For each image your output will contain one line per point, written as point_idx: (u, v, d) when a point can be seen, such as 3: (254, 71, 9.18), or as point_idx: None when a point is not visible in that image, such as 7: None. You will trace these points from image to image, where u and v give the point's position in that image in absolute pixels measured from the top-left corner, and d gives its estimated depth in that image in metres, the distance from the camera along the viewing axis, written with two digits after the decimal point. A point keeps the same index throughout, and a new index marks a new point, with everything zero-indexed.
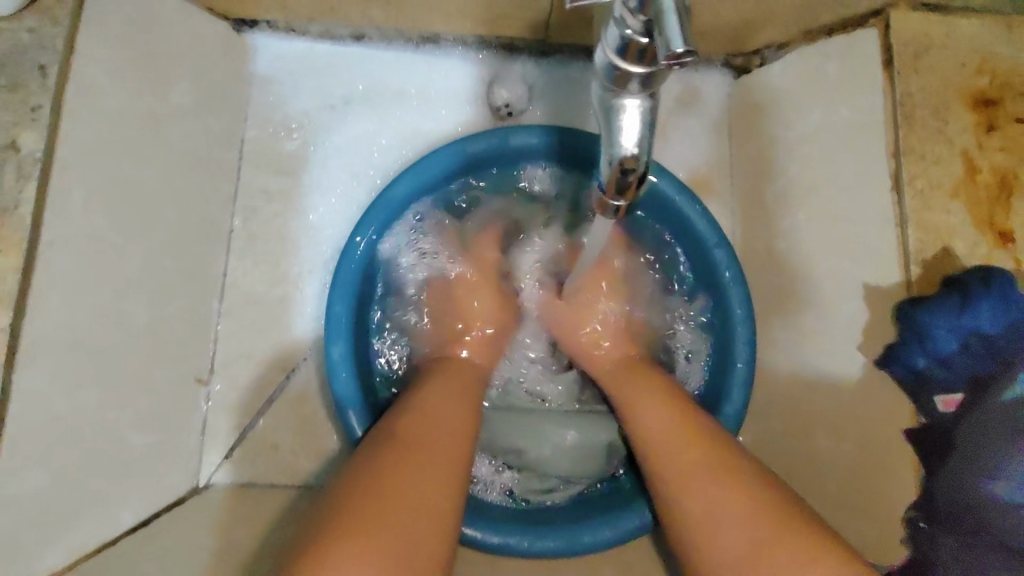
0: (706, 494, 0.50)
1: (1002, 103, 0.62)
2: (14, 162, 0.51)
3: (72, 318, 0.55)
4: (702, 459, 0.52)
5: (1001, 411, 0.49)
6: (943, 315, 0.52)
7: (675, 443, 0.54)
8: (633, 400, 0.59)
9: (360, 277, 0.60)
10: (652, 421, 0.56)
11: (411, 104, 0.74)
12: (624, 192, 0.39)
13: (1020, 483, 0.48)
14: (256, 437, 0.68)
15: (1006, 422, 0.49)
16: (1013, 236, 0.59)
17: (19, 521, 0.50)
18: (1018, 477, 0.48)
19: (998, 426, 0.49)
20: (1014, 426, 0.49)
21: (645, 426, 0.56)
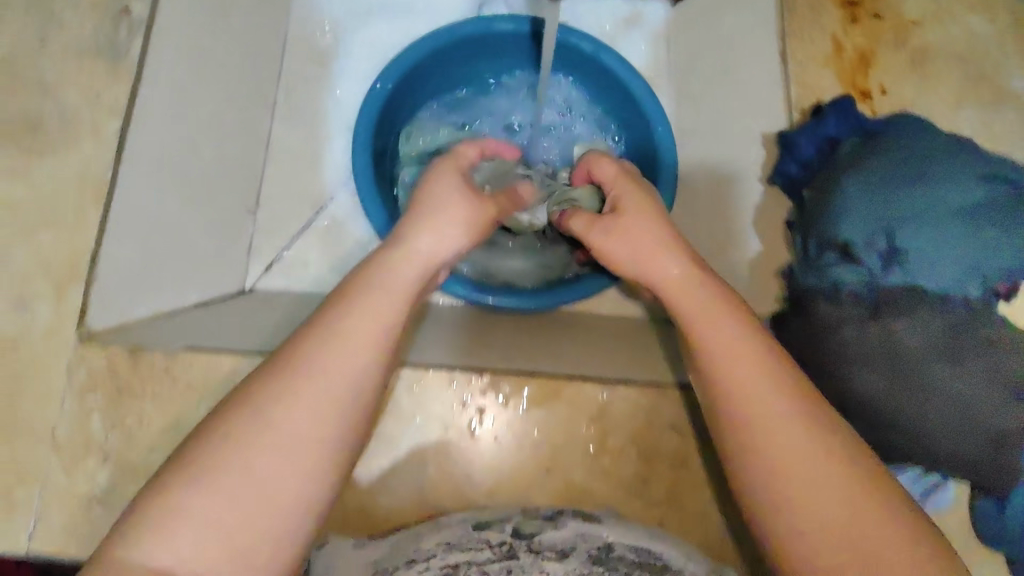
0: (770, 401, 0.50)
1: (863, 3, 0.82)
2: (127, 22, 0.74)
3: (161, 137, 0.74)
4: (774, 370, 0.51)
5: (835, 161, 0.65)
6: (806, 129, 0.72)
7: (729, 349, 0.52)
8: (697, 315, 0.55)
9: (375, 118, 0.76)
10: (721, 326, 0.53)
11: (420, 17, 0.93)
12: None
13: (841, 197, 0.61)
14: (288, 258, 0.85)
15: (842, 166, 0.64)
16: (870, 95, 0.79)
17: (120, 269, 0.68)
18: (846, 196, 0.61)
19: (833, 171, 0.65)
20: (841, 167, 0.64)
21: (698, 317, 0.54)
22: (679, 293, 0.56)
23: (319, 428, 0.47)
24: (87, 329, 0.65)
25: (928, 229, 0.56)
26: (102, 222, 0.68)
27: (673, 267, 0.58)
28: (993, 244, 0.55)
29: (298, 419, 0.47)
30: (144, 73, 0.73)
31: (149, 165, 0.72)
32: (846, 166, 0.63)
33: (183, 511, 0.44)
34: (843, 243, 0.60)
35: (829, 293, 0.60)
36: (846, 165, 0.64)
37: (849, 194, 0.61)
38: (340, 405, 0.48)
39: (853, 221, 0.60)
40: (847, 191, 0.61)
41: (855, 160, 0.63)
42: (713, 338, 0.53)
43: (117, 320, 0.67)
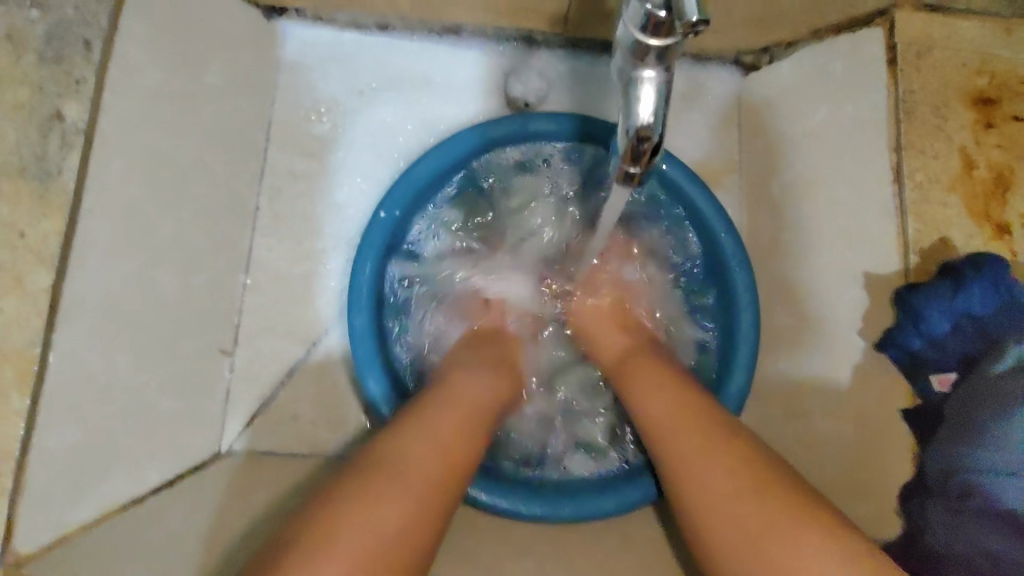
0: (761, 539, 0.46)
1: (1000, 103, 0.65)
2: (60, 132, 0.56)
3: (106, 284, 0.58)
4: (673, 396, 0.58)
5: (988, 380, 0.50)
6: (937, 297, 0.55)
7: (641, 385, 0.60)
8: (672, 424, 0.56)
9: (377, 270, 0.63)
10: (706, 484, 0.51)
11: (435, 92, 0.77)
12: (639, 161, 0.42)
13: (999, 443, 0.47)
14: (274, 409, 0.72)
15: (999, 384, 0.49)
16: (1009, 229, 0.62)
17: (55, 471, 0.53)
18: (1008, 438, 0.47)
19: (984, 392, 0.50)
20: (1000, 390, 0.48)
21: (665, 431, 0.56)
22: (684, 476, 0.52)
23: (387, 528, 0.45)
24: (13, 557, 0.50)
25: None
26: (27, 411, 0.51)
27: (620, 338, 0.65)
28: None
29: (370, 520, 0.44)
30: (83, 202, 0.56)
31: (91, 324, 0.57)
32: (1010, 391, 0.48)
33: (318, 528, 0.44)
34: (1006, 509, 0.46)
35: (979, 565, 0.46)
36: (1009, 389, 0.48)
37: (1016, 440, 0.46)
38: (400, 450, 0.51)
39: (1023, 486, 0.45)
40: (1013, 435, 0.46)
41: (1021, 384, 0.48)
42: (707, 473, 0.51)
43: (52, 535, 0.53)
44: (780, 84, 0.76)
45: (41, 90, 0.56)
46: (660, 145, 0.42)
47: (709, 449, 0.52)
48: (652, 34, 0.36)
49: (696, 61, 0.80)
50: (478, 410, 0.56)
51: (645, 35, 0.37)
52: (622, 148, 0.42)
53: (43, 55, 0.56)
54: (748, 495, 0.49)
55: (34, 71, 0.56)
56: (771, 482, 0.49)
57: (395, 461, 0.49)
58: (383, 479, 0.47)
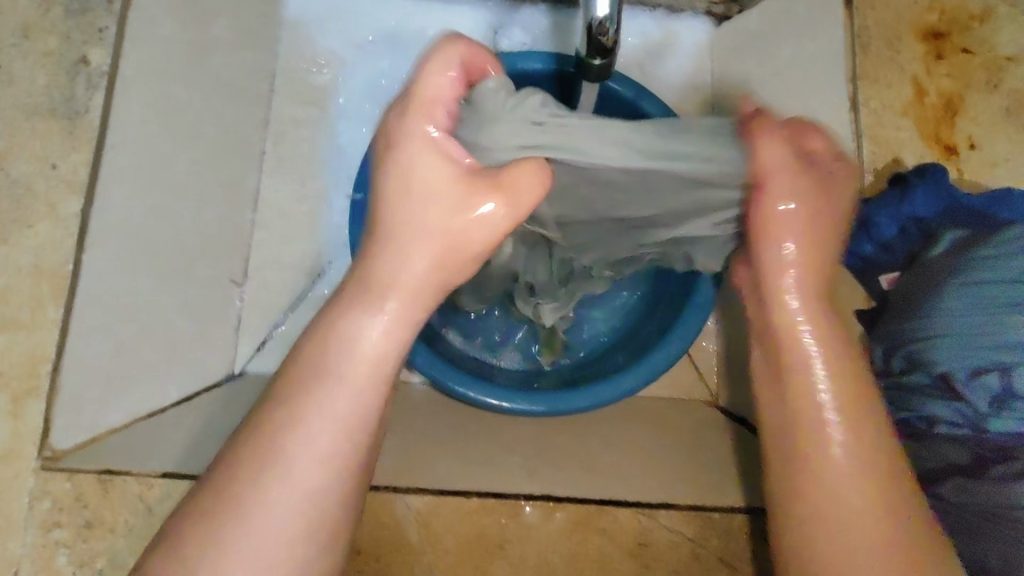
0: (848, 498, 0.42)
1: (949, 36, 0.70)
2: (86, 74, 0.64)
3: (130, 213, 0.64)
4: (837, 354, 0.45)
5: (930, 266, 0.54)
6: (885, 204, 0.60)
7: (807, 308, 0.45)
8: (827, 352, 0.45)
9: None
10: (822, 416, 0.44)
11: (427, 46, 0.83)
12: (601, 53, 0.47)
13: (931, 317, 0.52)
14: (281, 335, 0.73)
15: (938, 267, 0.53)
16: (957, 149, 0.67)
17: (88, 375, 0.60)
18: (943, 311, 0.51)
19: (926, 276, 0.54)
20: (938, 273, 0.53)
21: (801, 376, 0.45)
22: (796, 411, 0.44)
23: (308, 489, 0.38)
24: (50, 450, 0.58)
25: None
26: (62, 323, 0.60)
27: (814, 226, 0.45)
28: None
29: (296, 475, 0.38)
30: (106, 137, 0.63)
31: (119, 248, 0.63)
32: (946, 272, 0.52)
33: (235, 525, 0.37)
34: (939, 375, 0.51)
35: (916, 427, 0.52)
36: (944, 271, 0.53)
37: (948, 313, 0.51)
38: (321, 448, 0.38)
39: (952, 353, 0.50)
40: (947, 308, 0.51)
41: (956, 266, 0.52)
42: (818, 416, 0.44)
43: (86, 435, 0.59)
44: (750, 30, 0.81)
45: (68, 39, 0.64)
46: (618, 38, 0.46)
47: (846, 393, 0.44)
48: None
49: (669, 13, 0.85)
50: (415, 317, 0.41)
51: None
52: (584, 43, 0.47)
53: (69, 8, 0.64)
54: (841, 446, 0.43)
55: (62, 22, 0.64)
56: (857, 440, 0.43)
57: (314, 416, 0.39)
58: (301, 442, 0.38)
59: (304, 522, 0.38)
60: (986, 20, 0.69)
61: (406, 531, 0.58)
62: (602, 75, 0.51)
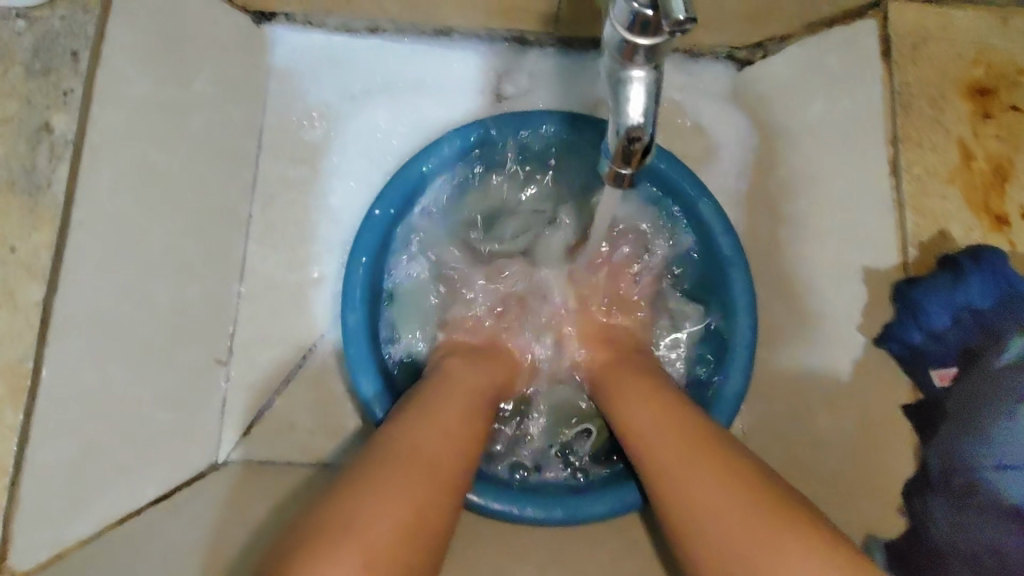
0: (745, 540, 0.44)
1: (997, 93, 0.64)
2: (49, 143, 0.57)
3: (99, 294, 0.57)
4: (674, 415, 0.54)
5: (989, 378, 0.52)
6: (936, 290, 0.55)
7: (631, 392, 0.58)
8: (649, 426, 0.53)
9: (371, 263, 0.62)
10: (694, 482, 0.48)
11: (427, 95, 0.76)
12: (630, 162, 0.41)
13: (1004, 440, 0.50)
14: (273, 416, 0.70)
15: (1001, 386, 0.52)
16: (1008, 220, 0.61)
17: (50, 485, 0.53)
18: (1013, 435, 0.50)
19: (987, 390, 0.52)
20: (1003, 390, 0.51)
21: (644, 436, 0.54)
22: (680, 478, 0.49)
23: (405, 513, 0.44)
24: (9, 575, 0.51)
25: None
26: (22, 426, 0.53)
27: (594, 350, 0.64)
28: None
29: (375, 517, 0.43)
30: (72, 215, 0.56)
31: (87, 336, 0.56)
32: (1013, 390, 0.51)
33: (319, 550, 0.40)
34: (1011, 503, 0.49)
35: (982, 558, 0.49)
36: (1011, 389, 0.51)
37: (1020, 438, 0.50)
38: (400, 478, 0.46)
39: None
40: (1020, 433, 0.50)
41: (1022, 386, 0.51)
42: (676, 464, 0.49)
43: (49, 551, 0.53)
44: None
45: (30, 102, 0.57)
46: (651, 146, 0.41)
47: (689, 422, 0.53)
48: (642, 30, 0.36)
49: (689, 58, 0.75)
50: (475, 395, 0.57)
51: (631, 33, 0.37)
52: (611, 149, 0.41)
53: (32, 67, 0.58)
54: (711, 469, 0.48)
55: (23, 83, 0.58)
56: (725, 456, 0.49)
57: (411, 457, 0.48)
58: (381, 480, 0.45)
59: (395, 533, 0.43)
60: None
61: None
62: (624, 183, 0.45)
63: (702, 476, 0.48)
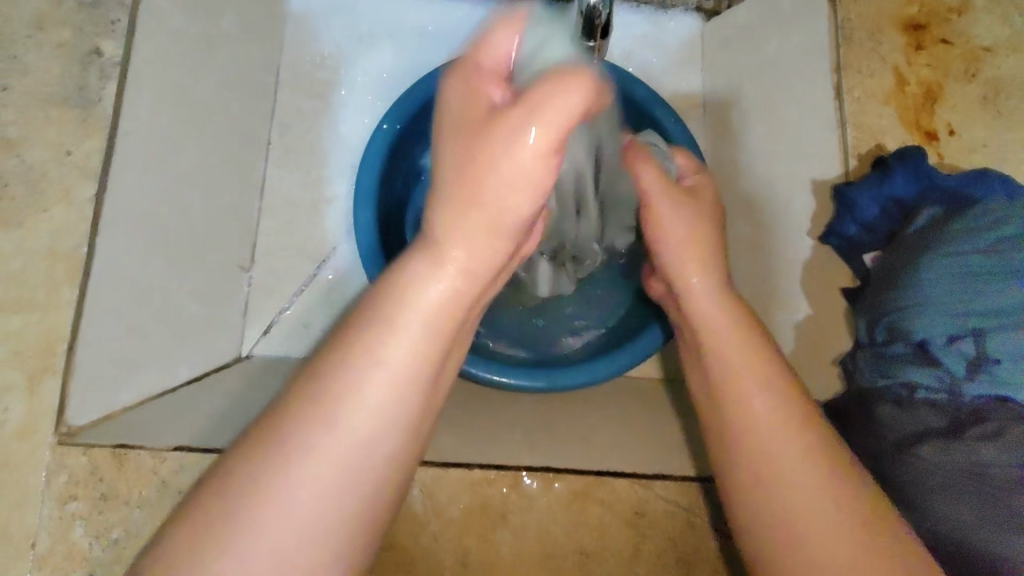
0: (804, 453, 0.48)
1: (929, 27, 0.73)
2: (98, 65, 0.65)
3: (141, 197, 0.66)
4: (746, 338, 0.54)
5: (909, 241, 0.57)
6: (867, 187, 0.63)
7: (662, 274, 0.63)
8: (722, 337, 0.56)
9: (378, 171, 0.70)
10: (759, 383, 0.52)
11: (429, 40, 0.85)
12: None
13: (909, 287, 0.55)
14: (288, 321, 0.80)
15: (915, 243, 0.56)
16: (937, 136, 0.70)
17: (101, 355, 0.61)
18: (916, 282, 0.54)
19: (904, 251, 0.57)
20: (915, 247, 0.56)
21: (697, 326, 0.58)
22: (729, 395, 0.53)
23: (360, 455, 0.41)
24: (65, 427, 0.58)
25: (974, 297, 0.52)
26: (77, 302, 0.60)
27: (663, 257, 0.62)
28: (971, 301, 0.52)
29: (312, 455, 0.40)
30: (119, 124, 0.64)
31: (131, 233, 0.65)
32: (924, 244, 0.55)
33: (245, 503, 0.38)
34: (918, 341, 0.53)
35: (897, 393, 0.54)
36: (921, 244, 0.56)
37: (921, 284, 0.54)
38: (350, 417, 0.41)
39: (930, 320, 0.53)
40: (920, 279, 0.54)
41: (932, 239, 0.55)
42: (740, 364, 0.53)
43: (100, 413, 0.61)
44: (738, 25, 0.84)
45: (81, 30, 0.65)
46: None
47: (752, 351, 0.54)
48: None
49: (659, 9, 0.89)
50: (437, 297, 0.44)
51: None
52: None
53: (82, 0, 0.66)
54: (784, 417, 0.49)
55: (74, 14, 0.65)
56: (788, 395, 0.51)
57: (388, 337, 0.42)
58: (335, 412, 0.40)
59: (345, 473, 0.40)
60: (964, 13, 0.72)
61: (411, 500, 0.60)
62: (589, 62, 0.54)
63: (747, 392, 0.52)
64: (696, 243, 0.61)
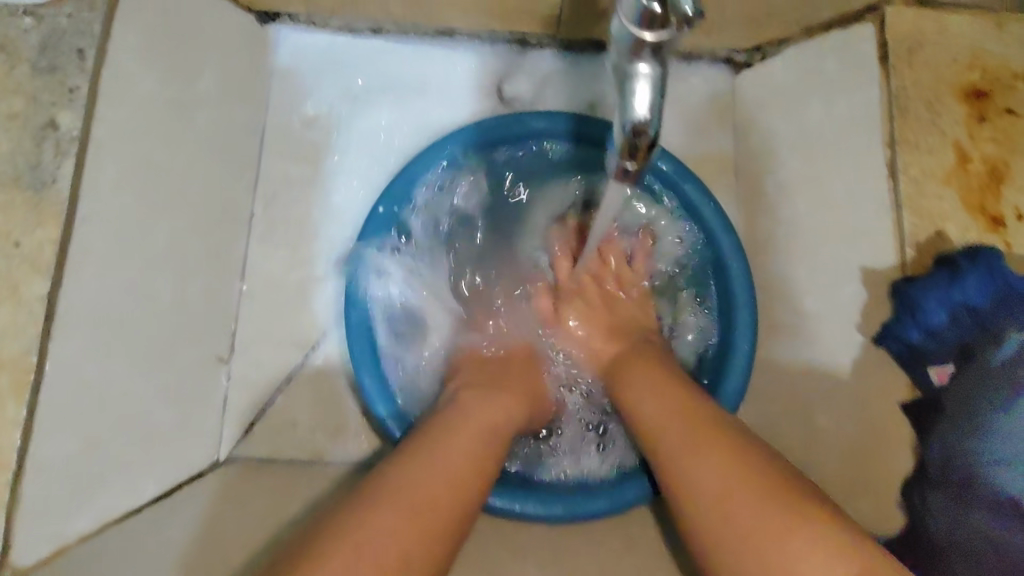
0: (762, 532, 0.45)
1: (993, 96, 0.65)
2: (54, 140, 0.57)
3: (103, 291, 0.58)
4: (689, 405, 0.55)
5: (988, 371, 0.52)
6: (934, 286, 0.55)
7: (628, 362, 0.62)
8: (669, 416, 0.55)
9: None
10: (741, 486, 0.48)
11: (432, 95, 0.77)
12: (636, 154, 0.42)
13: (1001, 435, 0.50)
14: (272, 415, 0.71)
15: (998, 376, 0.52)
16: (1004, 221, 0.62)
17: (51, 479, 0.53)
18: (1007, 428, 0.50)
19: (986, 383, 0.52)
20: (1001, 384, 0.51)
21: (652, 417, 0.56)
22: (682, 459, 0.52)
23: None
24: (9, 570, 0.50)
25: None
26: (24, 421, 0.51)
27: (636, 378, 0.60)
28: None
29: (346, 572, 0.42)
30: (77, 209, 0.56)
31: (90, 333, 0.57)
32: (1010, 383, 0.51)
33: None
34: (1009, 497, 0.49)
35: (983, 553, 0.49)
36: (1008, 382, 0.51)
37: (1013, 431, 0.50)
38: (381, 533, 0.44)
39: None
40: (1014, 424, 0.50)
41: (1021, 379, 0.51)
42: (718, 482, 0.49)
43: (48, 549, 0.52)
44: (774, 82, 0.76)
45: (35, 99, 0.57)
46: (656, 139, 0.42)
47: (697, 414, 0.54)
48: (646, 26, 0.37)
49: (682, 60, 0.80)
50: (478, 439, 0.53)
51: (641, 28, 0.37)
52: (618, 142, 0.43)
53: (38, 64, 0.58)
54: (725, 456, 0.50)
55: (28, 81, 0.57)
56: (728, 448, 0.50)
57: (423, 471, 0.49)
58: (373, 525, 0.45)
59: None
60: None
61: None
62: (633, 175, 0.47)
63: (687, 454, 0.52)
64: (612, 328, 0.67)
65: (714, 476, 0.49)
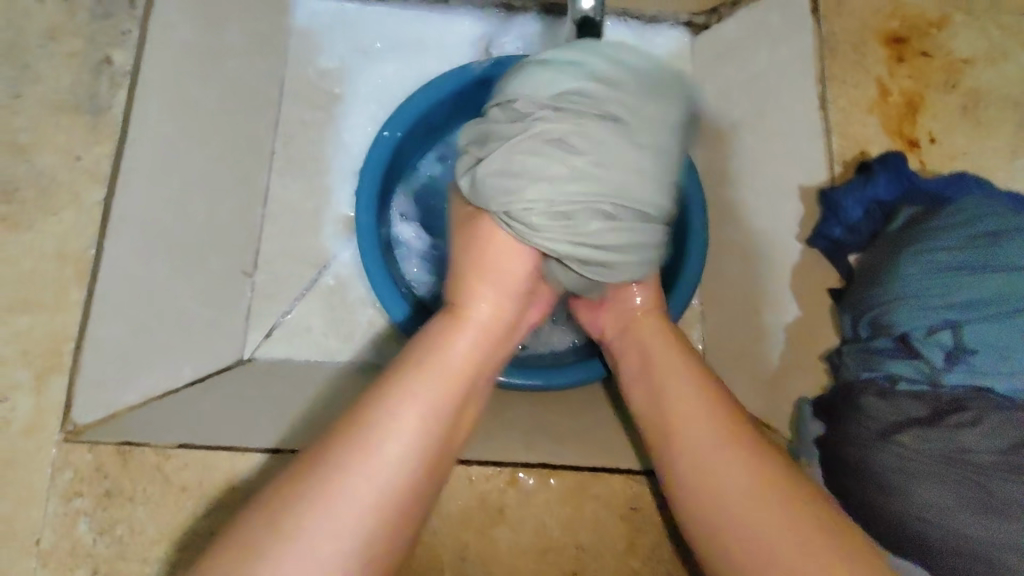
0: (731, 497, 0.47)
1: (910, 41, 0.76)
2: (109, 73, 0.68)
3: (148, 202, 0.68)
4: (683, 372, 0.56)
5: (892, 238, 0.62)
6: (851, 189, 0.68)
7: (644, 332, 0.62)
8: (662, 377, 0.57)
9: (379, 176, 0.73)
10: (691, 427, 0.52)
11: (430, 53, 0.88)
12: None
13: (897, 282, 0.58)
14: (290, 323, 0.81)
15: (901, 238, 0.61)
16: (919, 144, 0.72)
17: (107, 354, 0.63)
18: (900, 276, 0.58)
19: (891, 247, 0.61)
20: (901, 242, 0.61)
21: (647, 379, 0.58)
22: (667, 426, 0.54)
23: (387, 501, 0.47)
24: (71, 425, 0.60)
25: (937, 277, 0.56)
26: (85, 302, 0.62)
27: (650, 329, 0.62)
28: (949, 286, 0.55)
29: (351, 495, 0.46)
30: (127, 131, 0.67)
31: (138, 238, 0.67)
32: (906, 241, 0.60)
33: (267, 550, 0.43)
34: (901, 335, 0.57)
35: (880, 386, 0.57)
36: (906, 241, 0.60)
37: (909, 277, 0.58)
38: (381, 468, 0.47)
39: (920, 312, 0.56)
40: (906, 272, 0.58)
41: (918, 235, 0.60)
42: (699, 453, 0.50)
43: (105, 414, 0.62)
44: (728, 40, 0.87)
45: (93, 40, 0.68)
46: None
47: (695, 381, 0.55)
48: None
49: (648, 23, 0.92)
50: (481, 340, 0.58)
51: None
52: None
53: (94, 12, 0.69)
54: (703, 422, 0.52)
55: (87, 25, 0.68)
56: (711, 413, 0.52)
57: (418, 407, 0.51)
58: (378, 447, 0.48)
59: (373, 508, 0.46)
60: (943, 27, 0.75)
61: None
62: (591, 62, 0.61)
63: (688, 413, 0.53)
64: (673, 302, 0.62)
65: (699, 445, 0.51)
